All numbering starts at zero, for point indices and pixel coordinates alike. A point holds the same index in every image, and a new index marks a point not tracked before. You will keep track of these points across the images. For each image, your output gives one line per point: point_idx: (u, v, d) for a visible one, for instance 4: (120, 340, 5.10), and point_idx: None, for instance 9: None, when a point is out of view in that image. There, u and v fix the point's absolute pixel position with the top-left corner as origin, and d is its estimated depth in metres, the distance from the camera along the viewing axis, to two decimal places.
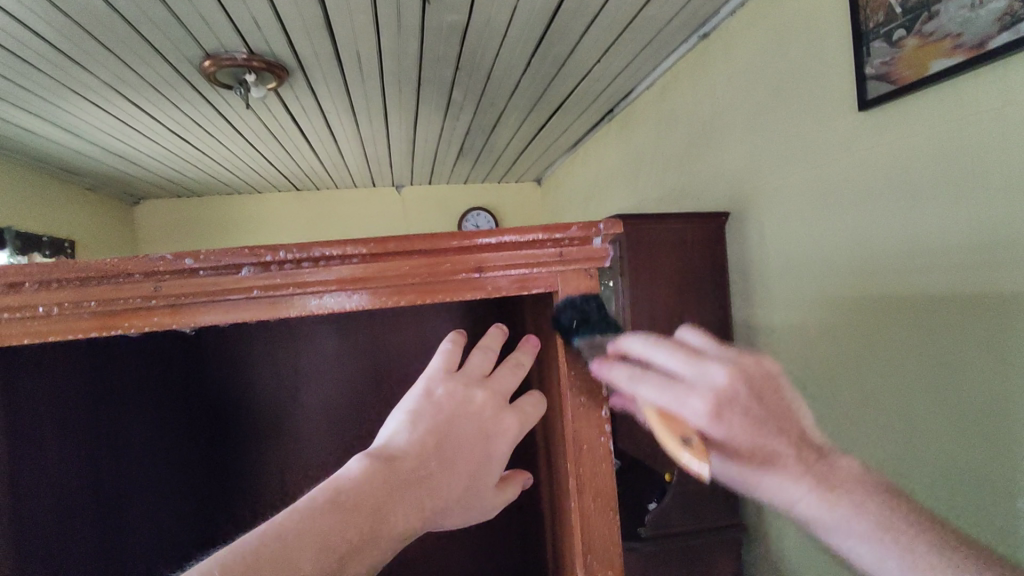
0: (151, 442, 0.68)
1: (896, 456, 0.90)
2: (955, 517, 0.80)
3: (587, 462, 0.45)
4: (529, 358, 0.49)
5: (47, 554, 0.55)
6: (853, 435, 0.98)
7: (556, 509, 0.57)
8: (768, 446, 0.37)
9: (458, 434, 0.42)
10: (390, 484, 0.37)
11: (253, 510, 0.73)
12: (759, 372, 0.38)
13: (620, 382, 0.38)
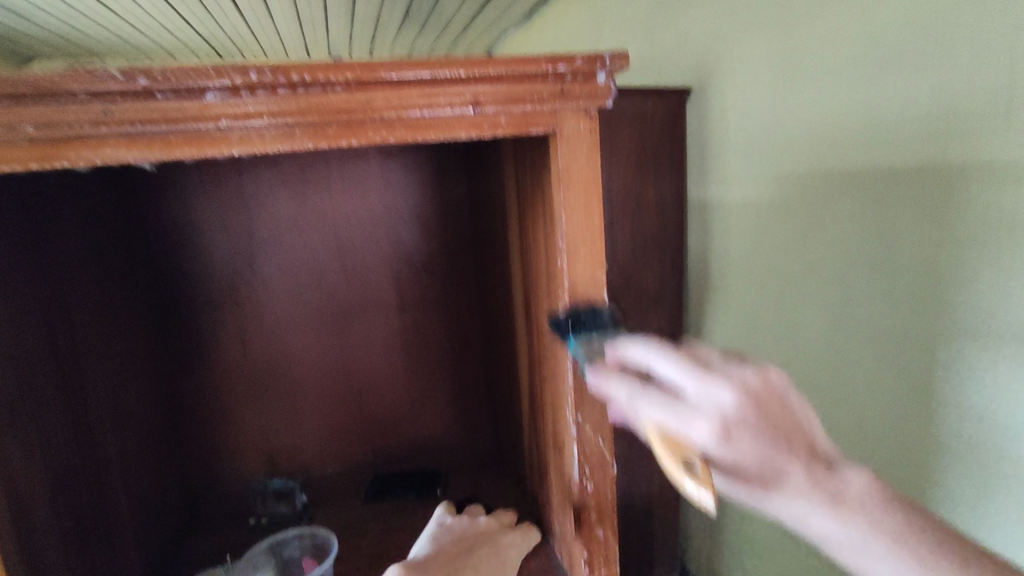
0: (114, 329, 0.61)
1: (828, 325, 0.93)
2: (877, 380, 0.85)
3: (582, 318, 0.45)
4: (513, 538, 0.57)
5: (69, 465, 0.49)
6: (787, 307, 1.02)
7: (534, 366, 0.58)
8: (779, 460, 0.32)
9: None
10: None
11: (213, 374, 0.75)
12: (762, 388, 0.33)
13: (619, 398, 0.37)
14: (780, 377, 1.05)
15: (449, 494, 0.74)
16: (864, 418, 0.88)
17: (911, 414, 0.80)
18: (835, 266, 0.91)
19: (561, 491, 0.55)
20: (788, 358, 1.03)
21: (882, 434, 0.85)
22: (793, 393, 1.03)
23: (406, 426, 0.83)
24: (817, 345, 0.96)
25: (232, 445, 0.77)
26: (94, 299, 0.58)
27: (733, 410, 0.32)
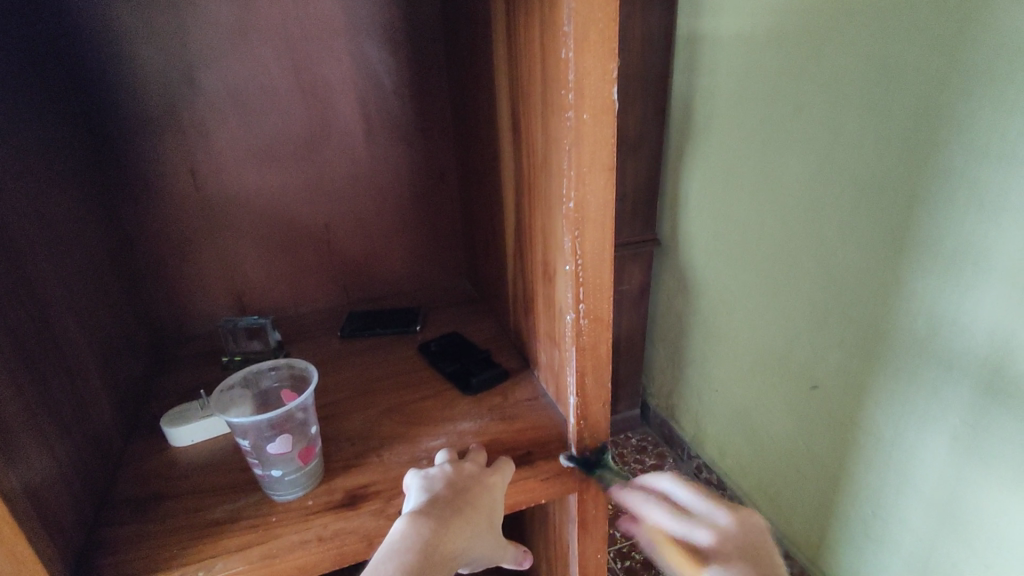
0: (41, 140, 0.52)
1: (809, 169, 0.89)
2: (853, 226, 0.83)
3: (589, 130, 0.38)
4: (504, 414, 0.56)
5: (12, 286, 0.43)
6: (770, 152, 0.97)
7: (523, 193, 0.53)
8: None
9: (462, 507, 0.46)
10: (433, 524, 0.44)
11: (161, 208, 0.68)
12: (754, 527, 0.44)
13: (632, 502, 0.47)
14: (756, 223, 1.03)
15: (427, 331, 0.72)
16: (834, 263, 0.87)
17: (882, 261, 0.79)
18: (828, 106, 0.84)
19: (550, 322, 0.53)
20: (766, 206, 1.00)
21: (850, 279, 0.85)
22: (766, 240, 1.01)
23: (379, 265, 0.79)
24: (798, 190, 0.92)
25: (195, 285, 0.72)
26: (10, 98, 0.48)
27: (730, 527, 0.44)
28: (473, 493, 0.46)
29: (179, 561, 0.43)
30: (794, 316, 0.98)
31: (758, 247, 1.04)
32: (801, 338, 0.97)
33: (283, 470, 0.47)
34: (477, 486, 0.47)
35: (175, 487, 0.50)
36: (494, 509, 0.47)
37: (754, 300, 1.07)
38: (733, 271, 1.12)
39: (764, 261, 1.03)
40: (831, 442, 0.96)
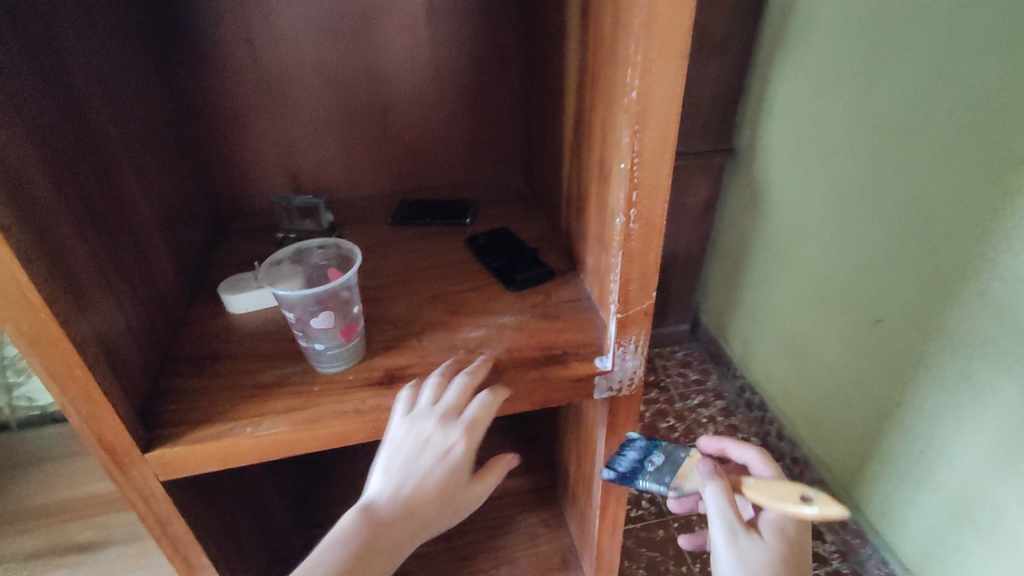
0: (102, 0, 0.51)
1: (919, 79, 0.78)
2: (960, 149, 0.74)
3: (666, 9, 0.34)
4: (544, 312, 0.56)
5: (77, 148, 0.44)
6: (877, 55, 0.85)
7: (587, 83, 0.49)
8: None
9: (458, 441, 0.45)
10: (418, 463, 0.44)
11: (220, 78, 0.67)
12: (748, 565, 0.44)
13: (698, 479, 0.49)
14: (846, 139, 0.93)
15: (478, 224, 0.71)
16: (928, 187, 0.79)
17: (987, 187, 0.71)
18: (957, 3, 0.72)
19: (602, 224, 0.51)
20: (858, 119, 0.90)
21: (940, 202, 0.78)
22: (853, 158, 0.92)
23: (435, 154, 0.77)
24: (898, 102, 0.82)
25: (254, 162, 0.72)
26: None
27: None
28: (437, 455, 0.44)
29: (229, 417, 0.47)
30: (870, 243, 0.91)
31: (842, 166, 0.95)
32: (874, 267, 0.91)
33: (326, 344, 0.49)
34: (441, 445, 0.44)
35: (230, 350, 0.53)
36: (462, 466, 0.45)
37: (827, 223, 1.00)
38: (810, 190, 1.04)
39: (847, 181, 0.94)
40: (887, 377, 0.92)
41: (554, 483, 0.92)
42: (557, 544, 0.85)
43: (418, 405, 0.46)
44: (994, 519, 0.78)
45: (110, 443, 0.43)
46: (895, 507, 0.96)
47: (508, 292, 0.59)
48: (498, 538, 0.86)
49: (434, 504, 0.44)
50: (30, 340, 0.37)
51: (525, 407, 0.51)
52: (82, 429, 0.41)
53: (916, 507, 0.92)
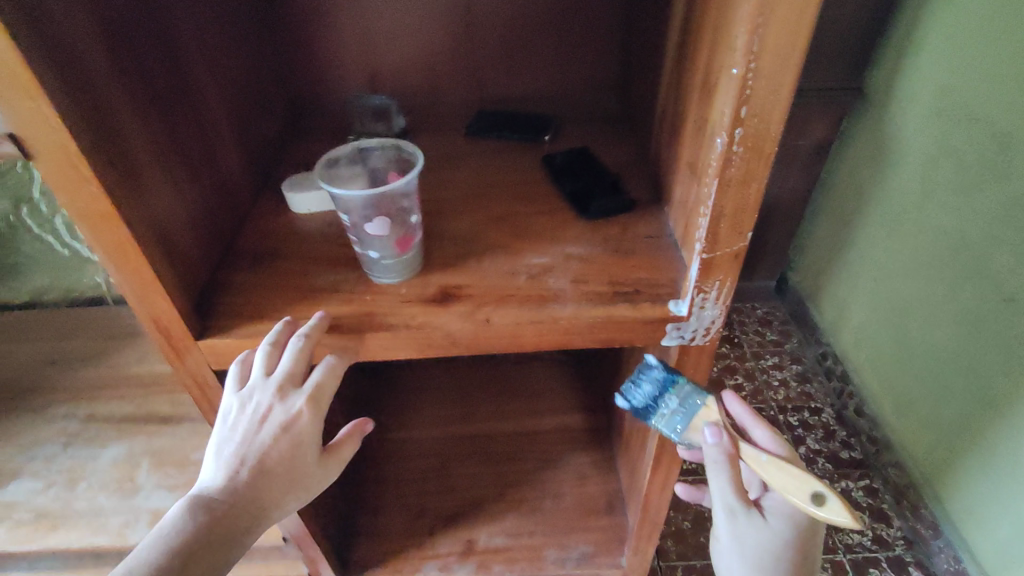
0: None
1: None
2: None
3: None
4: (617, 244, 0.51)
5: (140, 22, 0.42)
6: None
7: None
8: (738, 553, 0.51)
9: (292, 405, 0.44)
10: (257, 428, 0.43)
11: None
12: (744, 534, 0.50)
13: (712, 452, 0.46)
14: (1015, 82, 0.77)
15: (558, 143, 0.64)
16: None
17: None
18: None
19: (698, 150, 0.44)
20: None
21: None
22: (1011, 103, 0.77)
23: (517, 62, 0.70)
24: None
25: (332, 59, 0.69)
26: None
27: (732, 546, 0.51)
28: (278, 428, 0.44)
29: (281, 316, 0.46)
30: (1016, 208, 0.78)
31: (1002, 115, 0.79)
32: (1016, 239, 0.78)
33: (380, 254, 0.46)
34: (282, 419, 0.44)
35: (289, 250, 0.52)
36: (308, 433, 0.45)
37: (966, 182, 0.86)
38: (954, 142, 0.88)
39: (999, 131, 0.80)
40: (1004, 365, 0.82)
41: (609, 426, 0.90)
42: (605, 486, 0.83)
43: (252, 377, 0.44)
44: None
45: (165, 328, 0.43)
46: (985, 505, 0.88)
47: (581, 219, 0.54)
48: (547, 472, 0.86)
49: (281, 473, 0.44)
50: (83, 215, 0.36)
51: (586, 345, 0.47)
52: (137, 308, 0.41)
53: (1015, 513, 0.83)
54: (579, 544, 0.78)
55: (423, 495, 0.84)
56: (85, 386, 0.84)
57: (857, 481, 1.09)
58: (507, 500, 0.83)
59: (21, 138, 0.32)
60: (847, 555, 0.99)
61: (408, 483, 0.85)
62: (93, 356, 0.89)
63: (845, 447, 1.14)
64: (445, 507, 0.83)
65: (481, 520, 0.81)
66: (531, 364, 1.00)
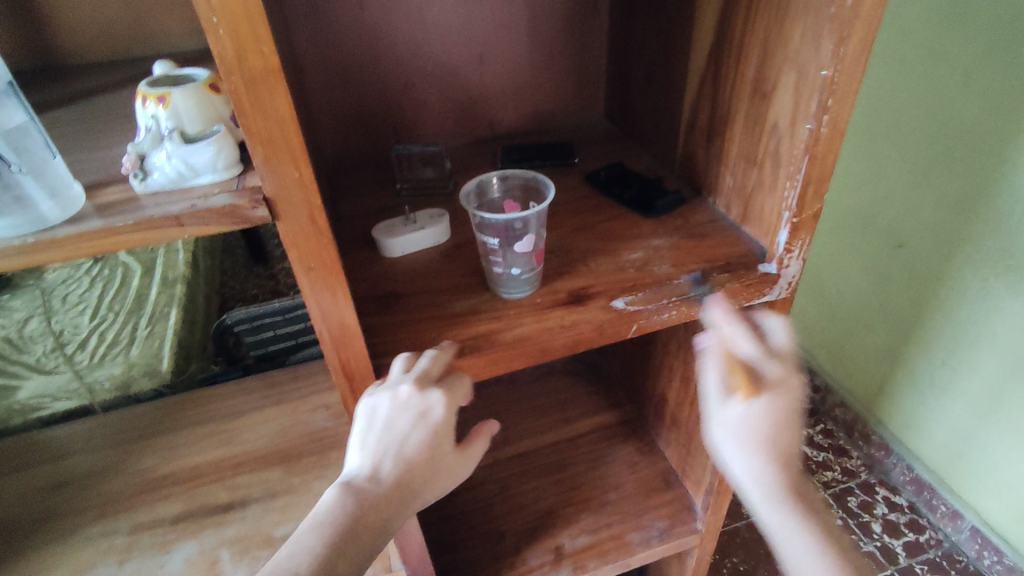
0: None
1: (939, 14, 0.84)
2: (981, 83, 0.81)
3: None
4: (688, 230, 0.60)
5: None
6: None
7: (739, 5, 0.52)
8: (747, 458, 0.50)
9: (433, 410, 0.46)
10: (392, 430, 0.46)
11: (326, 38, 0.67)
12: (747, 427, 0.50)
13: (716, 326, 0.53)
14: (870, 79, 0.98)
15: (585, 163, 0.73)
16: (944, 120, 0.87)
17: (996, 120, 0.81)
18: None
19: (754, 141, 0.54)
20: (877, 55, 0.96)
21: (949, 137, 0.87)
22: (872, 93, 0.98)
23: (521, 102, 0.78)
24: (916, 39, 0.88)
25: (358, 119, 0.73)
26: None
27: (741, 454, 0.50)
28: (414, 417, 0.46)
29: (442, 342, 0.49)
30: (888, 174, 0.99)
31: (865, 105, 1.00)
32: (893, 197, 0.99)
33: (522, 269, 0.52)
34: (422, 416, 0.46)
35: (408, 288, 0.55)
36: (442, 431, 0.47)
37: (848, 158, 1.06)
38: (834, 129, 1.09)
39: (867, 116, 1.00)
40: (910, 301, 1.02)
41: (640, 415, 0.98)
42: (656, 467, 0.91)
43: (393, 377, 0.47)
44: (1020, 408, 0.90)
45: (350, 370, 0.46)
46: (919, 415, 1.08)
47: (647, 218, 0.63)
48: (601, 468, 0.92)
49: (418, 461, 0.47)
50: (308, 268, 0.39)
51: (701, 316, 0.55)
52: (331, 354, 0.44)
53: (943, 416, 1.03)
54: (654, 522, 0.85)
55: (495, 519, 0.87)
56: (112, 500, 0.75)
57: (814, 428, 1.26)
58: (576, 503, 0.88)
59: (276, 201, 0.35)
60: (826, 490, 1.16)
61: (476, 512, 0.88)
62: (110, 466, 0.80)
63: None
64: (521, 523, 0.86)
65: (559, 526, 0.85)
66: (546, 378, 1.06)
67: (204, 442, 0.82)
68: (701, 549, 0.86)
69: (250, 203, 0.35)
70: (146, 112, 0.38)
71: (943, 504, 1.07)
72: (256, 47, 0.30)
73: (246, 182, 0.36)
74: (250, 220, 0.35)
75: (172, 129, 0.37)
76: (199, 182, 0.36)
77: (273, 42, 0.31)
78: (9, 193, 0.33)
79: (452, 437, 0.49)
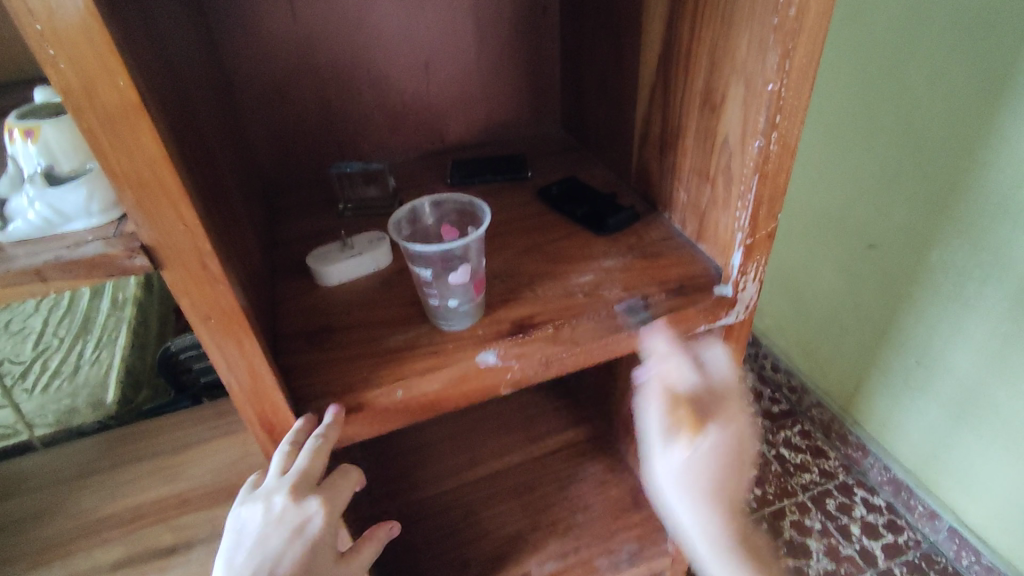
0: None
1: (901, 14, 0.83)
2: (946, 81, 0.80)
3: None
4: (642, 248, 0.57)
5: (196, 123, 0.41)
6: None
7: (685, 14, 0.49)
8: (696, 501, 0.49)
9: (311, 518, 0.42)
10: (265, 547, 0.41)
11: (258, 50, 0.63)
12: (683, 469, 0.49)
13: (654, 351, 0.51)
14: (835, 80, 0.96)
15: (539, 177, 0.70)
16: (910, 121, 0.85)
17: (962, 121, 0.79)
18: None
19: (705, 156, 0.51)
20: (841, 56, 0.94)
21: (915, 138, 0.86)
22: (837, 94, 0.97)
23: (472, 113, 0.75)
24: (881, 37, 0.87)
25: (297, 135, 0.69)
26: None
27: (711, 490, 0.50)
28: (289, 533, 0.42)
29: (373, 382, 0.46)
30: (857, 175, 0.97)
31: (831, 105, 0.98)
32: (862, 198, 0.97)
33: (459, 301, 0.49)
34: (298, 525, 0.42)
35: (342, 320, 0.52)
36: (323, 542, 0.43)
37: (816, 159, 1.05)
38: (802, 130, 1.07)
39: (833, 117, 0.98)
40: (882, 303, 1.00)
41: (610, 431, 0.95)
42: (626, 486, 0.88)
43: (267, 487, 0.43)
44: (993, 410, 0.89)
45: (268, 416, 0.42)
46: (895, 417, 1.07)
47: (600, 236, 0.59)
48: (570, 488, 0.89)
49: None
50: (204, 318, 0.35)
51: (655, 341, 0.52)
52: (246, 402, 0.41)
53: (918, 417, 1.02)
54: (624, 545, 0.82)
55: (459, 546, 0.83)
56: (47, 545, 0.70)
57: (792, 429, 1.25)
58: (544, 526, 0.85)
59: (155, 249, 0.31)
60: (805, 493, 1.13)
61: (439, 539, 0.84)
62: (46, 508, 0.74)
63: (774, 402, 1.30)
64: (486, 551, 0.83)
65: (526, 552, 0.82)
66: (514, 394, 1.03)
67: (147, 479, 0.77)
68: (673, 571, 0.83)
69: (125, 252, 0.31)
70: (13, 146, 0.34)
71: (920, 504, 1.05)
72: (109, 80, 0.27)
73: (124, 226, 0.32)
74: (127, 271, 0.31)
75: (42, 167, 0.33)
76: (72, 228, 0.32)
77: (131, 74, 0.27)
78: None
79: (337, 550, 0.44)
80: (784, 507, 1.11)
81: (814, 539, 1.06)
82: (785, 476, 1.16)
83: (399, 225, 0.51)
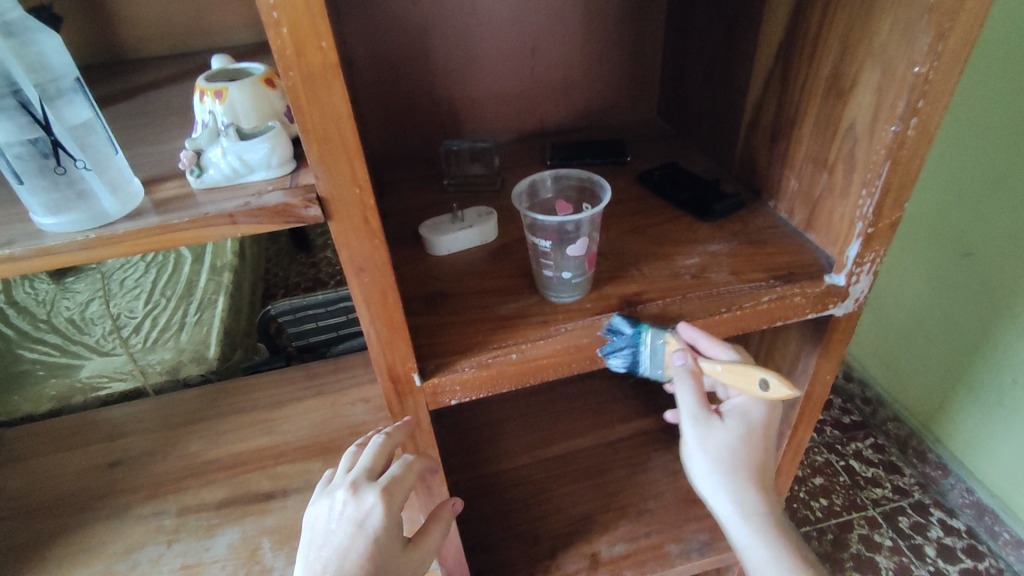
0: None
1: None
2: None
3: None
4: (748, 235, 0.57)
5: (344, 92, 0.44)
6: None
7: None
8: (742, 482, 0.51)
9: (370, 511, 0.48)
10: (332, 539, 0.47)
11: (378, 31, 0.66)
12: (723, 449, 0.51)
13: (692, 339, 0.50)
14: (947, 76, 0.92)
15: (638, 161, 0.71)
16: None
17: None
18: None
19: (824, 143, 0.51)
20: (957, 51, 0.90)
21: None
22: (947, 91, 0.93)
23: (572, 97, 0.76)
24: (1000, 34, 0.82)
25: (405, 113, 0.72)
26: None
27: (730, 473, 0.51)
28: (353, 527, 0.47)
29: (488, 347, 0.48)
30: (961, 178, 0.93)
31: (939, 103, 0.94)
32: (965, 203, 0.93)
33: (573, 273, 0.51)
34: (359, 514, 0.48)
35: (453, 288, 0.54)
36: (384, 531, 0.47)
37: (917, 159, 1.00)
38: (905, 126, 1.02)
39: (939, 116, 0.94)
40: (980, 314, 0.96)
41: None
42: None
43: (334, 484, 0.50)
44: None
45: (394, 370, 0.45)
46: (983, 436, 1.02)
47: (705, 221, 0.60)
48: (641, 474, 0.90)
49: None
50: (358, 268, 0.38)
51: (760, 327, 0.52)
52: (378, 354, 0.44)
53: (1010, 437, 0.97)
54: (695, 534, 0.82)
55: (531, 521, 0.85)
56: (161, 481, 0.77)
57: (864, 442, 1.20)
58: (615, 508, 0.86)
59: (328, 201, 0.35)
60: (876, 508, 1.09)
61: (512, 511, 0.87)
62: (158, 449, 0.81)
63: (844, 413, 1.25)
64: (557, 527, 0.85)
65: (596, 533, 0.83)
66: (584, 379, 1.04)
67: (245, 431, 0.83)
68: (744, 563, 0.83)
69: (303, 203, 0.34)
70: (202, 107, 0.38)
71: (1006, 531, 1.00)
72: (314, 42, 0.30)
73: (300, 179, 0.35)
74: (302, 220, 0.35)
75: (227, 123, 0.37)
76: (252, 179, 0.36)
77: (332, 37, 0.30)
78: (73, 188, 0.34)
79: (397, 547, 0.49)
80: (852, 521, 1.08)
81: (883, 556, 1.03)
82: (854, 489, 1.12)
83: (518, 198, 0.54)
